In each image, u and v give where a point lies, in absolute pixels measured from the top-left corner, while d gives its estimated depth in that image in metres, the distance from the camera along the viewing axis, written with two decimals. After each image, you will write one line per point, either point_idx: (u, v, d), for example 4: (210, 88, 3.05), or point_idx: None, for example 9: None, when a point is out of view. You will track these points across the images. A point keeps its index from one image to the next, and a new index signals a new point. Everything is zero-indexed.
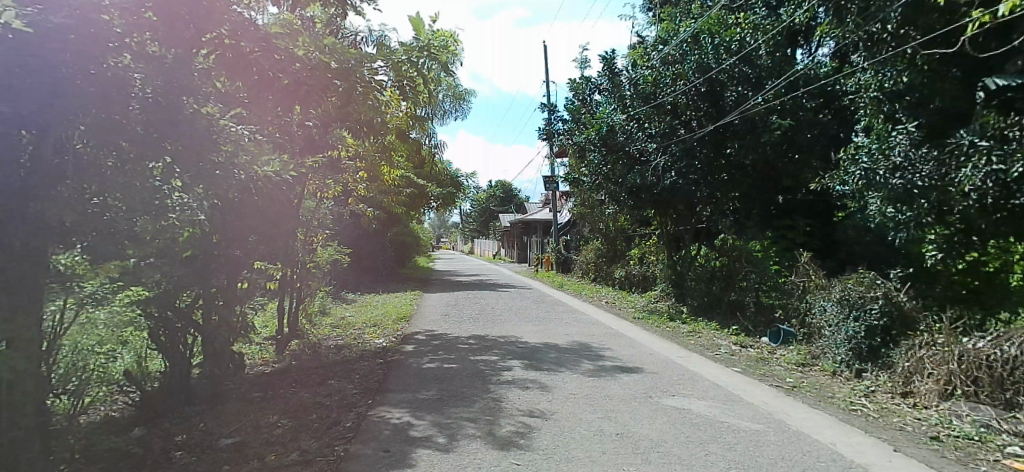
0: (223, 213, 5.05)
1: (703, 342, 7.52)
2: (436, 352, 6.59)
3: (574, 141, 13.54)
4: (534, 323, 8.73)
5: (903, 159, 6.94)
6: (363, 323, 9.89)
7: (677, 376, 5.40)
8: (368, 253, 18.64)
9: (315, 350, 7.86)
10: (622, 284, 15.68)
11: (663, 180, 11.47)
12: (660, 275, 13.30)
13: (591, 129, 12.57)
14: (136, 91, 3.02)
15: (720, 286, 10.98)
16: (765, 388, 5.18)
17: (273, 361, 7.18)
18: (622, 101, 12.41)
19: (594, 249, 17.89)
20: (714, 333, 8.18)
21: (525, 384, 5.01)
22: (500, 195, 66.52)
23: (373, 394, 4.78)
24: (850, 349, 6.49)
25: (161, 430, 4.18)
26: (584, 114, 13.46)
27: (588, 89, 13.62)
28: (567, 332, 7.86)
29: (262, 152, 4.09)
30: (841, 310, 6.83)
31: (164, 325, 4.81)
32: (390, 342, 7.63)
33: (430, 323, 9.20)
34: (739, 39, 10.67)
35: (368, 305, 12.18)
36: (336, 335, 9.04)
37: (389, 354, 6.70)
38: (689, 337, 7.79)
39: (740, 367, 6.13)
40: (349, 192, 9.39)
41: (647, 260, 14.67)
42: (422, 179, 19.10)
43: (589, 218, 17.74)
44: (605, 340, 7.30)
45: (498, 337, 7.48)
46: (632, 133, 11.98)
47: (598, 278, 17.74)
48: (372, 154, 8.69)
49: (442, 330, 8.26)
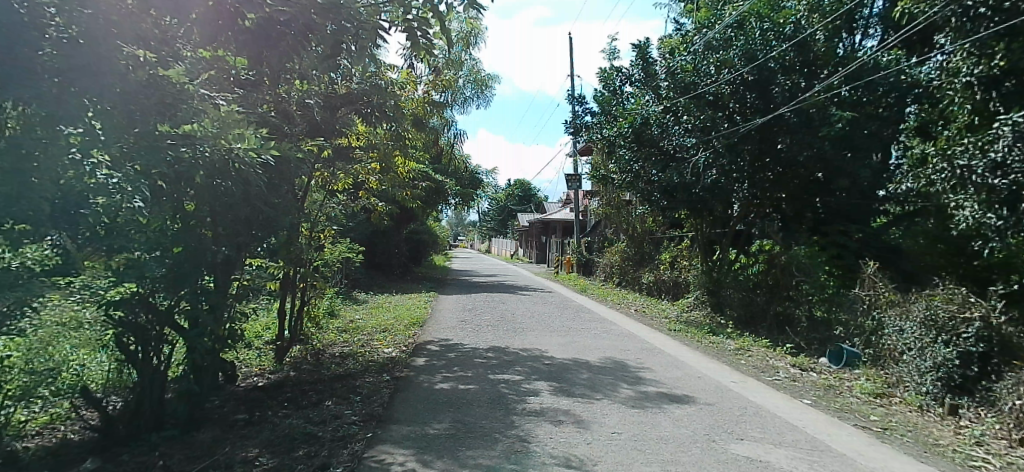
0: (206, 203, 4.30)
1: (756, 363, 6.54)
2: (451, 368, 5.74)
3: (603, 134, 12.59)
4: (559, 334, 7.84)
5: (1003, 154, 5.85)
6: (374, 327, 9.15)
7: (739, 411, 4.48)
8: (382, 252, 18.00)
9: (318, 359, 7.08)
10: (649, 290, 14.69)
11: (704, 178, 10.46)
12: (694, 282, 12.25)
13: (623, 122, 11.62)
14: (50, 30, 2.11)
15: (765, 296, 9.90)
16: (852, 432, 4.21)
17: (269, 372, 6.41)
18: (658, 92, 11.47)
19: (619, 252, 16.89)
20: (766, 351, 7.18)
21: (557, 417, 4.13)
22: (519, 194, 65.65)
23: (373, 426, 3.96)
24: (939, 379, 5.42)
25: (113, 467, 3.40)
26: (615, 107, 12.54)
27: (619, 79, 12.70)
28: (598, 347, 6.96)
29: (240, 123, 3.24)
30: (924, 332, 5.74)
31: (134, 333, 4.08)
32: (400, 352, 6.83)
33: (445, 330, 8.38)
34: (794, 22, 9.65)
35: (381, 307, 11.42)
36: (342, 340, 8.28)
37: (398, 368, 5.90)
38: (740, 356, 6.82)
39: (811, 399, 5.17)
40: (360, 184, 8.65)
41: (678, 265, 13.63)
42: (441, 175, 18.37)
43: (616, 219, 16.75)
44: (644, 357, 6.40)
45: (520, 351, 6.62)
46: (669, 127, 11.05)
47: (623, 282, 16.74)
48: (387, 142, 7.92)
49: (457, 340, 7.43)
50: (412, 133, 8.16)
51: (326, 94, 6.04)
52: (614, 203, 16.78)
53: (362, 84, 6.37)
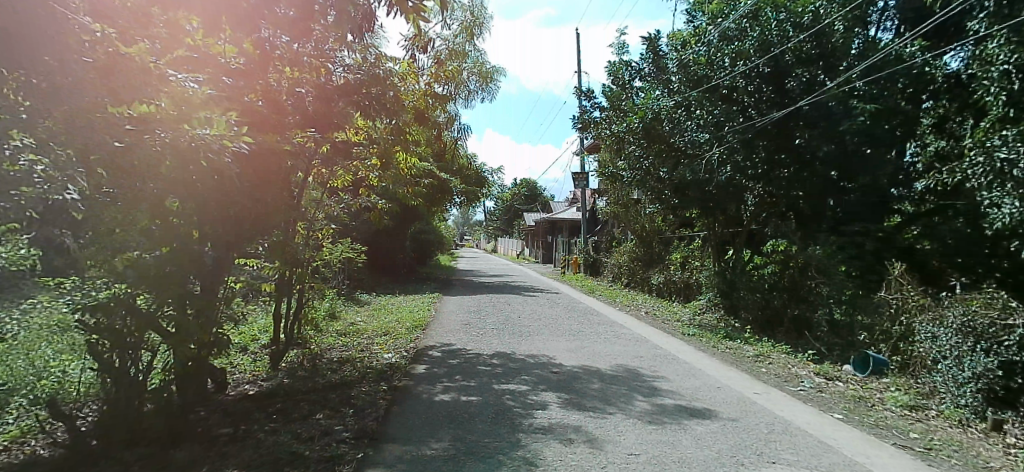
0: (187, 200, 3.97)
1: (777, 372, 6.13)
2: (452, 377, 5.39)
3: (612, 130, 12.17)
4: (567, 339, 7.47)
5: None
6: (374, 330, 8.81)
7: (766, 428, 4.10)
8: (386, 251, 17.70)
9: (313, 365, 6.74)
10: (658, 291, 14.26)
11: (718, 175, 10.03)
12: (706, 283, 11.82)
13: (634, 117, 11.18)
14: None
15: (782, 300, 9.45)
16: (894, 452, 3.81)
17: (260, 380, 6.07)
18: (670, 86, 11.06)
19: (628, 251, 16.48)
20: (787, 359, 6.77)
21: (567, 435, 3.75)
22: (525, 193, 65.32)
23: (365, 445, 3.60)
24: (980, 391, 4.99)
25: None
26: (624, 102, 12.13)
27: (628, 74, 12.32)
28: (608, 353, 6.59)
29: (211, 109, 2.87)
30: (957, 338, 5.31)
31: (110, 340, 3.76)
32: (400, 359, 6.49)
33: (448, 334, 8.04)
34: (812, 11, 9.17)
35: (382, 309, 11.07)
36: (341, 344, 7.95)
37: (396, 377, 5.56)
38: (759, 364, 6.42)
39: (841, 413, 4.77)
40: (360, 181, 8.32)
41: (690, 266, 13.19)
42: (445, 173, 18.05)
43: (624, 218, 16.35)
44: (658, 365, 6.03)
45: (526, 357, 6.26)
46: (680, 122, 10.65)
47: (633, 283, 16.32)
48: (386, 136, 7.58)
49: (460, 345, 7.08)
50: (413, 128, 7.83)
51: (322, 86, 5.73)
52: (623, 201, 16.38)
53: (359, 75, 6.06)
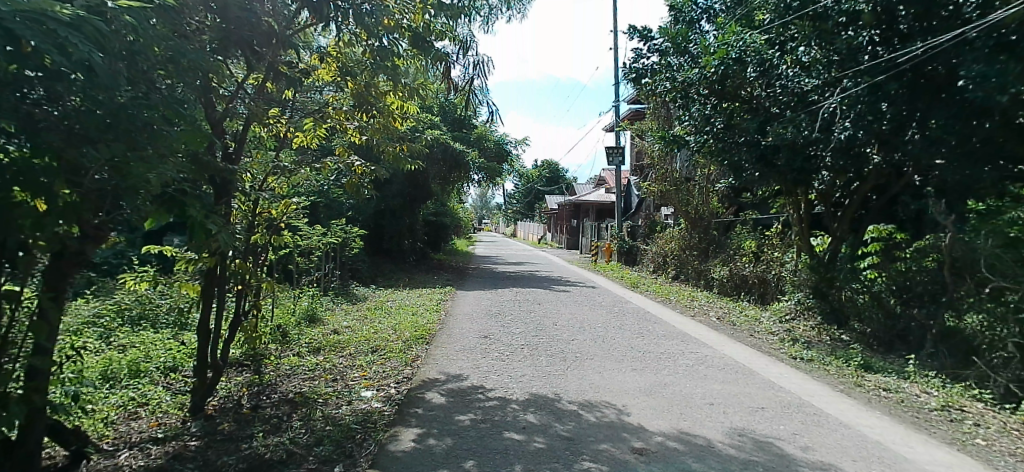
0: None
1: (1010, 449, 3.56)
2: (459, 465, 3.01)
3: (673, 81, 9.53)
4: (631, 369, 5.08)
5: None
6: (359, 344, 6.50)
7: None
8: (390, 235, 15.31)
9: (250, 411, 4.41)
10: (719, 288, 11.65)
11: (829, 135, 7.33)
12: (792, 280, 9.18)
13: (709, 59, 8.48)
14: None
15: (920, 309, 6.82)
16: None
17: (150, 443, 3.77)
18: (757, 21, 8.40)
19: (677, 238, 13.88)
20: (997, 415, 4.19)
21: None
22: (546, 176, 62.71)
23: None
24: None
25: None
26: (689, 46, 9.52)
27: (694, 12, 9.88)
28: (708, 402, 4.19)
29: None
30: None
31: None
32: (382, 408, 4.14)
33: (460, 355, 5.72)
34: None
35: (378, 309, 8.72)
36: (307, 366, 5.62)
37: (364, 457, 3.20)
38: (966, 431, 3.84)
39: None
40: (336, 138, 5.95)
41: (764, 257, 10.57)
42: (460, 144, 15.80)
43: (673, 199, 13.75)
44: (806, 437, 3.56)
45: (582, 413, 3.90)
46: (772, 68, 8.10)
47: (682, 276, 13.75)
48: (365, 65, 5.14)
49: (473, 381, 4.71)
50: (409, 59, 5.35)
51: None
52: (671, 179, 13.78)
53: None
